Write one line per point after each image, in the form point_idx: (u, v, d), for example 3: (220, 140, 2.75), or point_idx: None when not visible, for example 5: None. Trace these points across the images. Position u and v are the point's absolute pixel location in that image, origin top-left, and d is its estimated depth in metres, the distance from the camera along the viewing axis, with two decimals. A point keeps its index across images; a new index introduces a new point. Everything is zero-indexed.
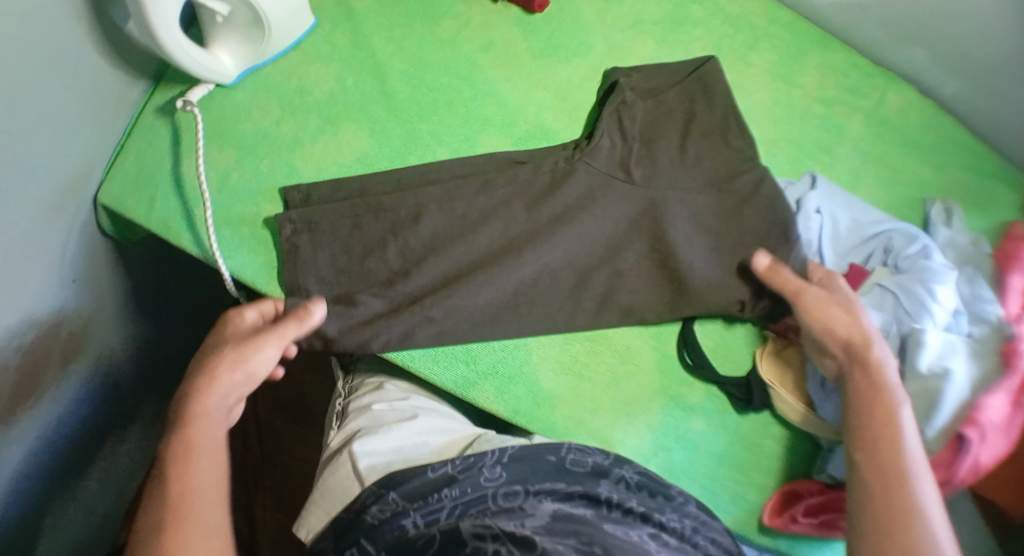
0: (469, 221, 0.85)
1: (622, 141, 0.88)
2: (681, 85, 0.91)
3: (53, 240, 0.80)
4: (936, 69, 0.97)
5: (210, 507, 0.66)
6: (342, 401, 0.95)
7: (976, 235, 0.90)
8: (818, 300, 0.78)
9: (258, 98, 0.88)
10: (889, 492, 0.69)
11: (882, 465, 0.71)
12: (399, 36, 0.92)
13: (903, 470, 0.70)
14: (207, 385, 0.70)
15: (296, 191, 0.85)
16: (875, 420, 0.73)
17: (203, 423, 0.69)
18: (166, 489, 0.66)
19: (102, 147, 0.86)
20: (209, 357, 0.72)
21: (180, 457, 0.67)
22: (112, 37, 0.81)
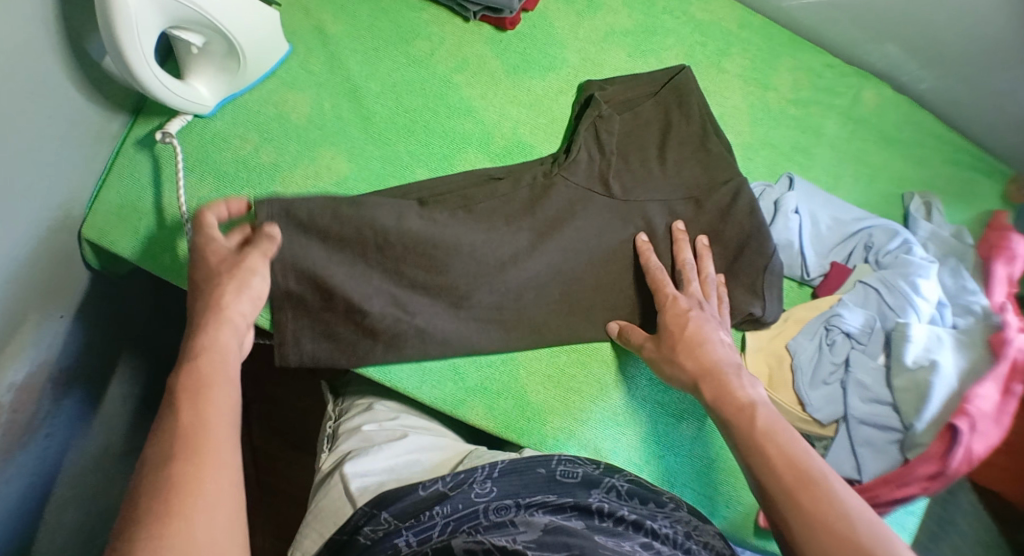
0: (450, 240, 0.84)
1: (600, 155, 0.88)
2: (657, 97, 0.91)
3: (37, 278, 0.80)
4: (908, 66, 0.98)
5: (223, 438, 0.62)
6: (332, 424, 0.95)
7: (958, 227, 0.91)
8: (654, 353, 0.81)
9: (236, 127, 0.88)
10: (806, 502, 0.64)
11: (789, 479, 0.66)
12: (374, 58, 0.92)
13: (816, 476, 0.65)
14: (217, 319, 0.69)
15: (266, 205, 0.79)
16: (756, 442, 0.69)
17: (217, 358, 0.66)
18: (177, 419, 0.61)
19: (83, 182, 0.85)
20: (210, 290, 0.71)
21: (195, 387, 0.64)
22: (88, 72, 0.81)
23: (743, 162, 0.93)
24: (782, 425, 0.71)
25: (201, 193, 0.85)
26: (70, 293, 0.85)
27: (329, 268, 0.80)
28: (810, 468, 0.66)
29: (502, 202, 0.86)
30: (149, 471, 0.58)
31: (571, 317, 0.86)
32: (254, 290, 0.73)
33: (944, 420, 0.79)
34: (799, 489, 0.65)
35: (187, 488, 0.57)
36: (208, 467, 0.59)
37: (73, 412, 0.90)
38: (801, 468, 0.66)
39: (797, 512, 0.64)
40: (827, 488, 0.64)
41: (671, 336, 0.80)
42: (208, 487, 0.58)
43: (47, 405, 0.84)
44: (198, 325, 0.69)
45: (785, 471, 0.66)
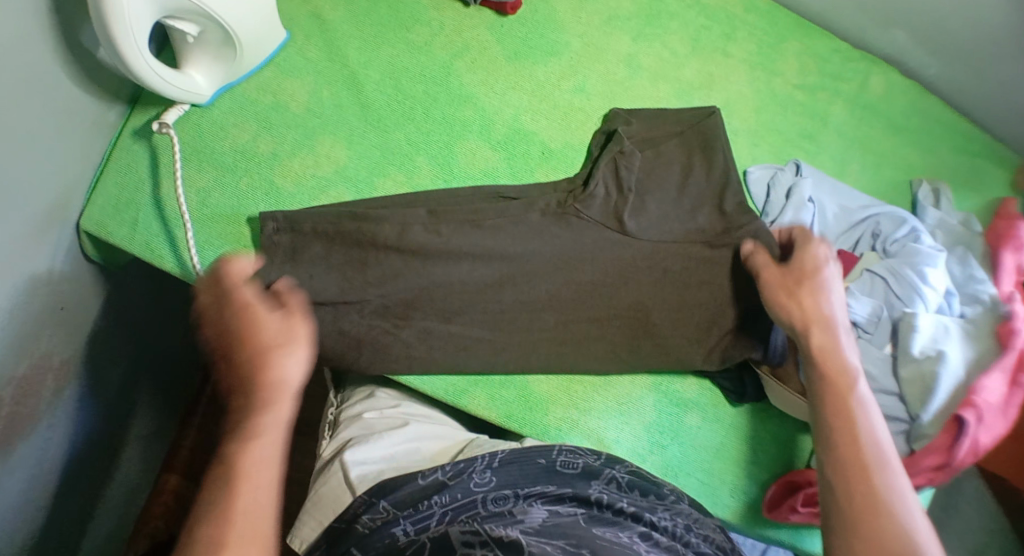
0: (452, 251, 0.83)
1: (618, 193, 0.85)
2: (682, 136, 0.87)
3: (37, 270, 0.79)
4: (917, 50, 0.96)
5: (261, 530, 0.61)
6: (334, 411, 0.94)
7: (965, 215, 0.90)
8: (777, 281, 0.77)
9: (233, 117, 0.87)
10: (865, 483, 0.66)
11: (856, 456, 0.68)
12: (373, 46, 0.90)
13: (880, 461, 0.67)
14: (279, 395, 0.65)
15: (271, 219, 0.82)
16: (839, 407, 0.70)
17: (262, 439, 0.63)
18: (210, 518, 0.60)
19: (81, 173, 0.84)
20: (264, 357, 0.66)
21: (223, 473, 0.62)
22: (82, 62, 0.79)
23: (748, 148, 0.92)
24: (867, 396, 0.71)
25: (199, 184, 0.85)
26: (69, 285, 0.85)
27: (329, 277, 0.81)
28: (876, 456, 0.67)
29: (506, 216, 0.84)
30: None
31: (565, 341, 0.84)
32: (292, 374, 0.66)
33: (950, 412, 0.78)
34: (867, 468, 0.67)
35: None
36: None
37: (75, 404, 0.90)
38: (865, 440, 0.68)
39: (856, 485, 0.66)
40: (887, 473, 0.67)
41: (806, 278, 0.77)
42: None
43: (50, 397, 0.84)
44: (267, 396, 0.65)
45: (861, 440, 0.68)
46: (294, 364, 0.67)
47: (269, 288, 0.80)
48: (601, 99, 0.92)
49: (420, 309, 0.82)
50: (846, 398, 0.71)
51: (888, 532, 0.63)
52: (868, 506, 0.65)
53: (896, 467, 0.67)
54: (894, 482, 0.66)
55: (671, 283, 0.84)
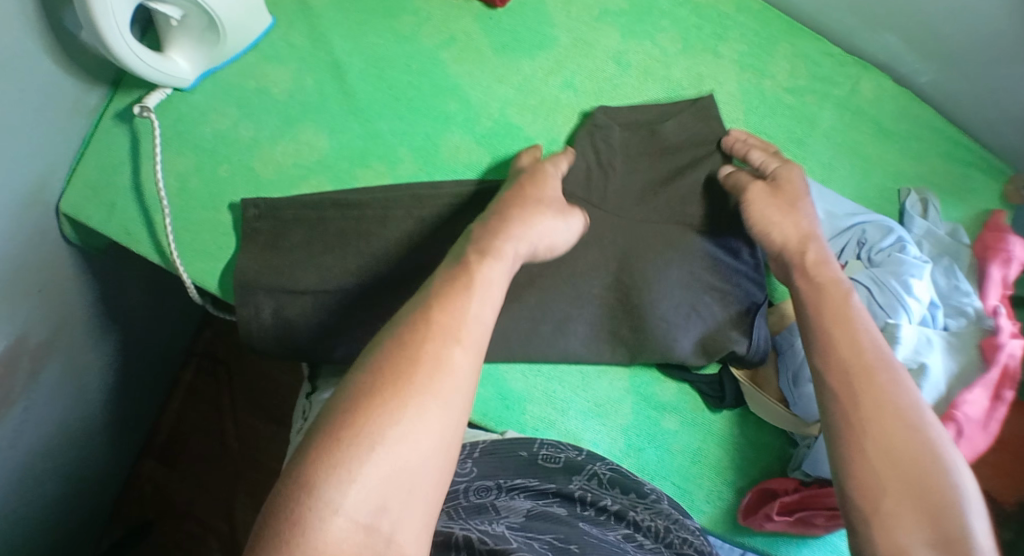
0: (436, 242, 0.82)
1: (596, 164, 0.85)
2: (677, 120, 0.88)
3: (15, 251, 0.78)
4: (911, 58, 0.94)
5: (431, 419, 0.57)
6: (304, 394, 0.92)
7: (952, 226, 0.90)
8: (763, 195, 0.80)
9: (215, 102, 0.86)
10: (869, 386, 0.67)
11: (858, 359, 0.69)
12: (358, 34, 0.89)
13: (879, 362, 0.68)
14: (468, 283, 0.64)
15: (252, 206, 0.82)
16: (838, 316, 0.71)
17: (446, 333, 0.60)
18: (379, 398, 0.56)
19: (62, 155, 0.84)
20: (496, 228, 0.70)
21: (447, 322, 0.61)
22: (63, 42, 0.78)
23: None
24: (860, 319, 0.71)
25: (178, 168, 0.84)
26: (48, 267, 0.84)
27: (311, 267, 0.81)
28: (875, 357, 0.69)
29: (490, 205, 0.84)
30: (419, 393, 0.57)
31: (541, 346, 0.83)
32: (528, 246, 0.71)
33: None
34: (869, 388, 0.67)
35: (393, 409, 0.56)
36: (431, 386, 0.58)
37: (53, 386, 0.89)
38: (861, 364, 0.68)
39: (866, 411, 0.66)
40: (893, 384, 0.67)
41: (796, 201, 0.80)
42: (431, 400, 0.57)
43: (25, 379, 0.84)
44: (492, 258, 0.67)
45: (855, 361, 0.68)
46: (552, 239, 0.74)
47: (250, 278, 0.80)
48: (588, 95, 0.91)
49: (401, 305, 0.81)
50: (838, 326, 0.71)
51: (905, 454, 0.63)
52: (879, 432, 0.65)
53: (901, 374, 0.68)
54: (905, 397, 0.66)
55: (654, 285, 0.83)
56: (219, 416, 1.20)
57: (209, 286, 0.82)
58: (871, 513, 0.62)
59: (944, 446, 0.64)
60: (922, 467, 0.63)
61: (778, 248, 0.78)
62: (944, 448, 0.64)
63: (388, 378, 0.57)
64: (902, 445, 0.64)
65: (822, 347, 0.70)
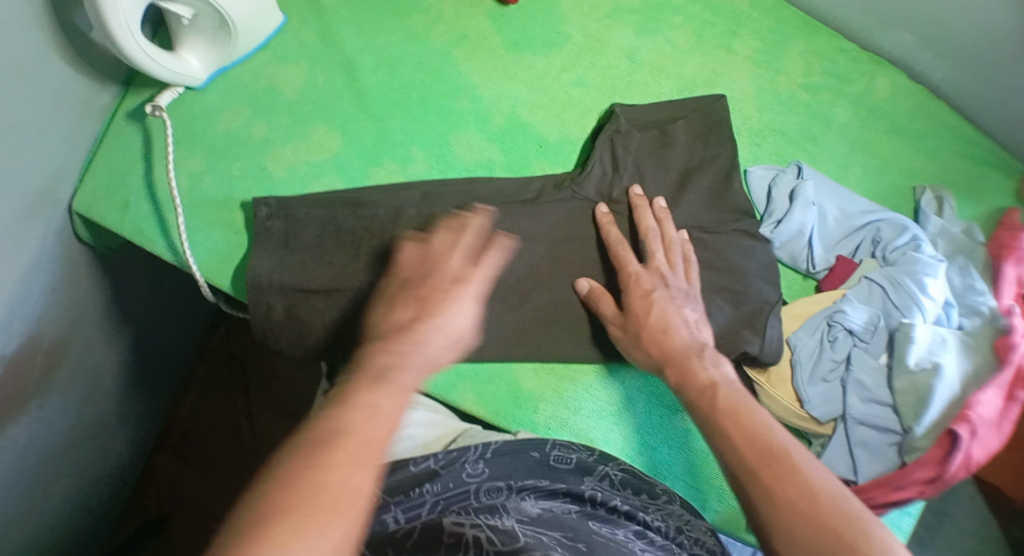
0: None
1: (613, 170, 0.84)
2: (688, 120, 0.87)
3: (29, 251, 0.79)
4: (926, 55, 0.94)
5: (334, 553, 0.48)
6: (326, 380, 0.92)
7: (968, 223, 0.89)
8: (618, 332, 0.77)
9: (227, 101, 0.86)
10: (767, 484, 0.58)
11: (758, 450, 0.60)
12: (369, 32, 0.89)
13: (750, 463, 0.59)
14: (381, 395, 0.55)
15: (263, 205, 0.81)
16: (722, 419, 0.63)
17: (359, 450, 0.52)
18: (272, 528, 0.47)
19: (75, 154, 0.84)
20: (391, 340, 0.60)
21: (350, 445, 0.52)
22: (75, 42, 0.78)
23: (749, 148, 0.90)
24: (746, 402, 0.64)
25: (191, 168, 0.84)
26: (61, 267, 0.84)
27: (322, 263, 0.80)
28: (768, 446, 0.60)
29: (504, 196, 0.84)
30: (319, 528, 0.48)
31: (554, 346, 0.83)
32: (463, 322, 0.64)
33: (944, 425, 0.77)
34: (771, 481, 0.58)
35: (287, 541, 0.47)
36: (339, 512, 0.49)
37: (68, 383, 0.89)
38: (763, 456, 0.59)
39: (776, 507, 0.57)
40: (800, 470, 0.58)
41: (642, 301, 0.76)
42: (337, 527, 0.49)
43: (41, 377, 0.84)
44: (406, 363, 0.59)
45: (749, 460, 0.59)
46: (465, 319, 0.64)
47: (259, 276, 0.79)
48: (600, 93, 0.90)
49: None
50: (738, 416, 0.63)
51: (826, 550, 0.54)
52: (793, 519, 0.56)
53: (800, 459, 0.59)
54: (811, 484, 0.57)
55: None
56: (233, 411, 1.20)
57: (222, 284, 0.82)
58: None
59: (859, 521, 0.55)
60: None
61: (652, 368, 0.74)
62: (867, 525, 0.55)
63: (278, 508, 0.48)
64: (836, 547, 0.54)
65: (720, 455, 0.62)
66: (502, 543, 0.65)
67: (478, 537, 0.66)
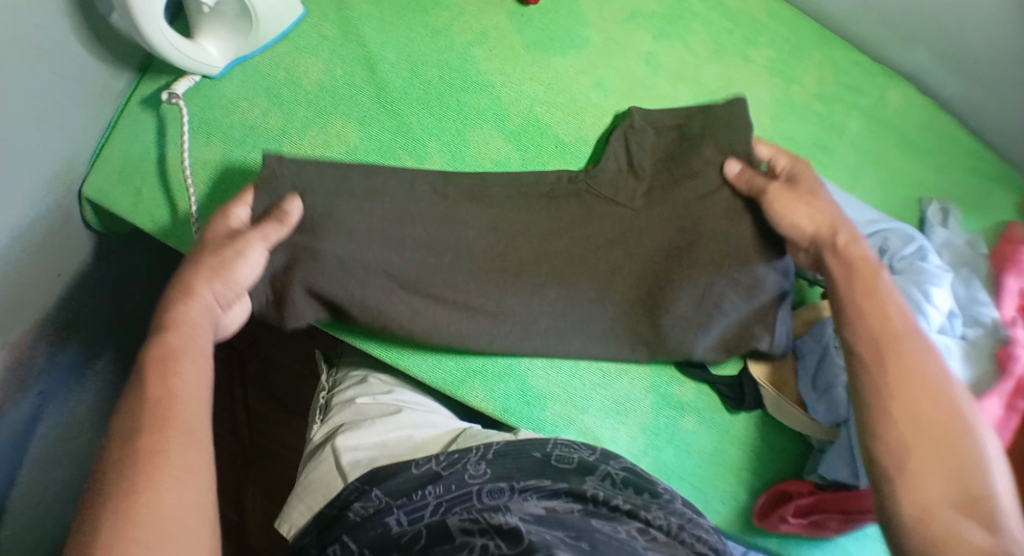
0: (461, 218, 0.82)
1: (629, 169, 0.85)
2: (704, 114, 0.85)
3: (37, 235, 0.78)
4: (937, 69, 0.95)
5: (171, 485, 0.60)
6: (325, 395, 0.97)
7: (972, 236, 0.90)
8: (780, 191, 0.79)
9: (246, 91, 0.85)
10: (896, 356, 0.71)
11: (889, 328, 0.72)
12: (391, 27, 0.89)
13: (889, 333, 0.72)
14: (175, 339, 0.67)
15: (276, 159, 0.77)
16: (868, 288, 0.74)
17: (173, 396, 0.64)
18: (111, 479, 0.59)
19: (87, 138, 0.83)
20: (186, 290, 0.70)
21: (161, 405, 0.63)
22: (93, 25, 0.78)
23: None
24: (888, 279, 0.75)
25: (206, 157, 0.84)
26: (68, 251, 0.83)
27: (343, 247, 0.78)
28: (902, 327, 0.72)
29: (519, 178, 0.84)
30: (152, 477, 0.59)
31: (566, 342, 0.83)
32: (247, 270, 0.73)
33: None
34: (900, 353, 0.71)
35: (143, 485, 0.59)
36: (162, 458, 0.61)
37: (68, 369, 0.88)
38: (899, 331, 0.72)
39: (897, 379, 0.70)
40: (921, 351, 0.71)
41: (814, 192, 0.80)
42: (170, 468, 0.60)
43: (41, 362, 0.83)
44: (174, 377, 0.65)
45: (894, 325, 0.72)
46: (235, 313, 0.75)
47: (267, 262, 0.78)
48: (618, 96, 0.91)
49: (432, 278, 0.81)
50: (875, 293, 0.74)
51: (933, 414, 0.68)
52: (913, 383, 0.69)
53: (927, 344, 0.72)
54: (931, 364, 0.70)
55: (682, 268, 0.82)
56: (230, 402, 1.19)
57: None
58: (898, 473, 0.66)
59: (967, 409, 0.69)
60: (951, 434, 0.67)
61: (809, 235, 0.78)
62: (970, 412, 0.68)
63: (128, 470, 0.60)
64: (937, 419, 0.67)
65: (848, 319, 0.74)
66: (511, 545, 0.64)
67: (488, 546, 0.65)
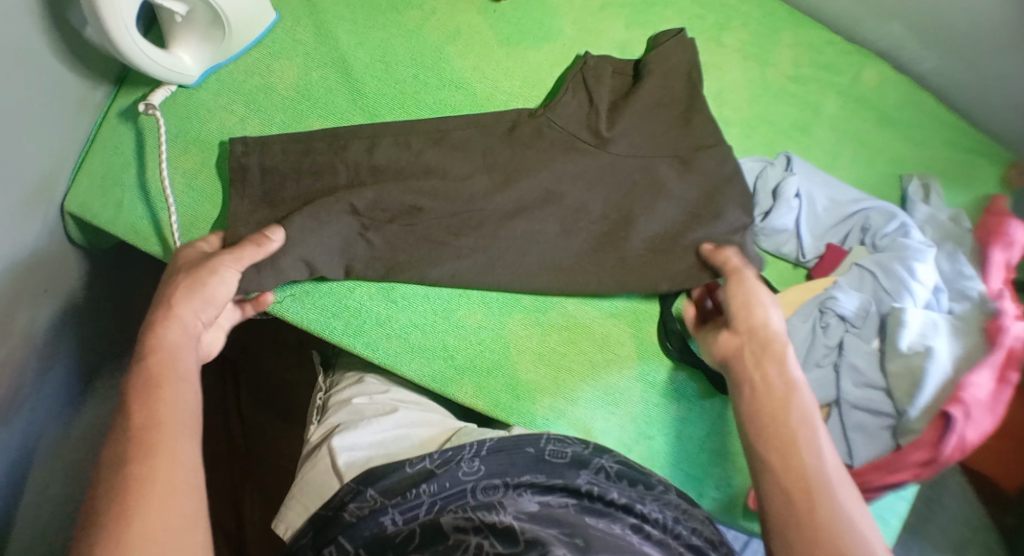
0: (422, 165, 0.84)
1: (590, 104, 0.86)
2: (659, 52, 0.88)
3: (22, 251, 0.78)
4: (912, 45, 0.96)
5: (167, 498, 0.60)
6: (323, 395, 0.97)
7: (955, 211, 0.90)
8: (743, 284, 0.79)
9: (222, 98, 0.86)
10: (790, 438, 0.70)
11: (770, 409, 0.72)
12: (363, 28, 0.90)
13: (789, 410, 0.71)
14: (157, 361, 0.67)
15: (240, 142, 0.83)
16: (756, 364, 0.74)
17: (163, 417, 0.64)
18: (103, 504, 0.59)
19: (66, 152, 0.83)
20: (161, 300, 0.70)
21: (146, 429, 0.63)
22: (67, 39, 0.78)
23: (740, 140, 0.91)
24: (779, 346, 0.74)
25: (185, 166, 0.84)
26: (53, 267, 0.84)
27: (292, 196, 0.82)
28: (782, 398, 0.72)
29: (477, 125, 0.86)
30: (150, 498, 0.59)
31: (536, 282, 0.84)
32: (219, 291, 0.72)
33: (938, 408, 0.78)
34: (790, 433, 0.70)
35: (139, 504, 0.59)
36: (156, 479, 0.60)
37: (61, 384, 0.88)
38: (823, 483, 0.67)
39: (793, 458, 0.69)
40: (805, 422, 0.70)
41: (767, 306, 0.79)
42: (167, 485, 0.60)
43: (34, 378, 0.83)
44: (145, 435, 0.63)
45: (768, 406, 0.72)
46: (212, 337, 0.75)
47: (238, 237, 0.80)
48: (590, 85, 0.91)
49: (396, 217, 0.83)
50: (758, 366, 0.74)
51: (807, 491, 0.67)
52: (799, 461, 0.68)
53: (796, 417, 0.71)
54: (813, 443, 0.69)
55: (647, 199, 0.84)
56: (225, 411, 1.19)
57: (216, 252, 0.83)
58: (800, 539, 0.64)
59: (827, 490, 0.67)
60: (808, 501, 0.66)
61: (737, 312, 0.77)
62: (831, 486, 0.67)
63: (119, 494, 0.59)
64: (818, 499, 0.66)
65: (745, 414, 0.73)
66: (506, 544, 0.64)
67: (482, 545, 0.65)
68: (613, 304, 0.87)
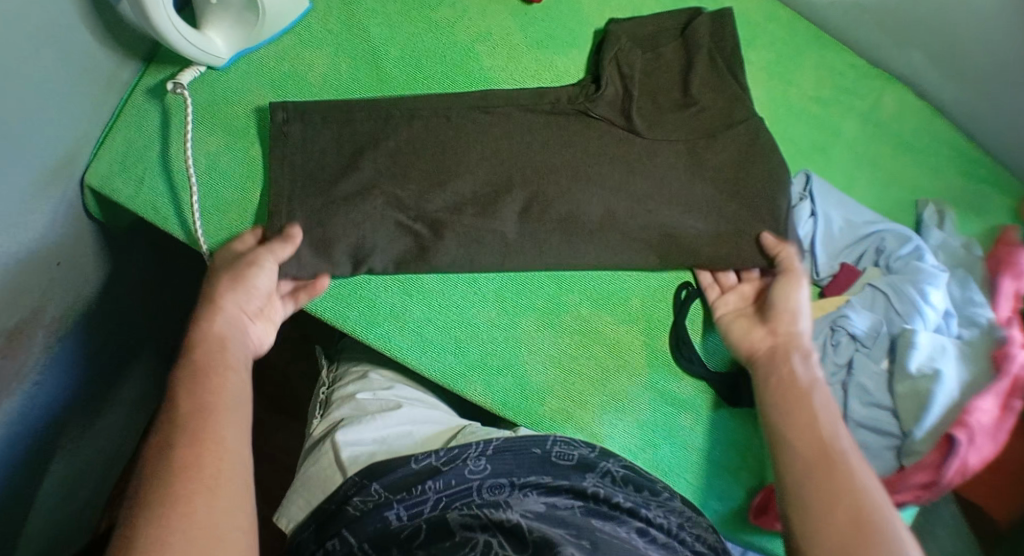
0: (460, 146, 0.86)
1: (625, 89, 0.88)
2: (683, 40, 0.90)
3: (40, 222, 0.78)
4: (933, 74, 0.97)
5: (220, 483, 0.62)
6: (325, 390, 0.97)
7: (968, 239, 0.91)
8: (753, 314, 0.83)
9: (251, 83, 0.87)
10: (830, 468, 0.69)
11: (811, 446, 0.71)
12: (395, 22, 0.90)
13: (835, 448, 0.70)
14: (218, 360, 0.70)
15: (281, 109, 0.85)
16: (791, 407, 0.74)
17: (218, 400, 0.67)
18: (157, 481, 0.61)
19: (90, 126, 0.83)
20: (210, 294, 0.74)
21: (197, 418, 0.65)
22: (102, 14, 0.78)
23: None
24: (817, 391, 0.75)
25: (208, 148, 0.85)
26: (69, 241, 0.83)
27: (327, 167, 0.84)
28: (829, 443, 0.71)
29: (516, 104, 0.88)
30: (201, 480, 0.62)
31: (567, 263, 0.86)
32: (259, 288, 0.76)
33: (942, 431, 0.79)
34: (832, 460, 0.69)
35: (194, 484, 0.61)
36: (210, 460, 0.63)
37: (69, 361, 0.88)
38: (836, 448, 0.70)
39: (831, 481, 0.68)
40: (851, 469, 0.69)
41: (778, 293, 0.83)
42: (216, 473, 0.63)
43: (42, 352, 0.82)
44: (196, 419, 0.65)
45: (811, 447, 0.71)
46: (261, 329, 0.77)
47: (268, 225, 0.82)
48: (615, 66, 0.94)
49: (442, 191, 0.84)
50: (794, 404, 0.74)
51: (846, 515, 0.66)
52: (842, 483, 0.68)
53: (848, 457, 0.70)
54: (861, 474, 0.69)
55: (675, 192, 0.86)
56: None
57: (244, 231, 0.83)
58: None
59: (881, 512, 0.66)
60: (856, 524, 0.65)
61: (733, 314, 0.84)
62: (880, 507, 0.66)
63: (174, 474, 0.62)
64: (864, 517, 0.65)
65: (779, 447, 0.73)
66: (513, 545, 0.65)
67: (490, 543, 0.65)
68: (626, 310, 0.87)
